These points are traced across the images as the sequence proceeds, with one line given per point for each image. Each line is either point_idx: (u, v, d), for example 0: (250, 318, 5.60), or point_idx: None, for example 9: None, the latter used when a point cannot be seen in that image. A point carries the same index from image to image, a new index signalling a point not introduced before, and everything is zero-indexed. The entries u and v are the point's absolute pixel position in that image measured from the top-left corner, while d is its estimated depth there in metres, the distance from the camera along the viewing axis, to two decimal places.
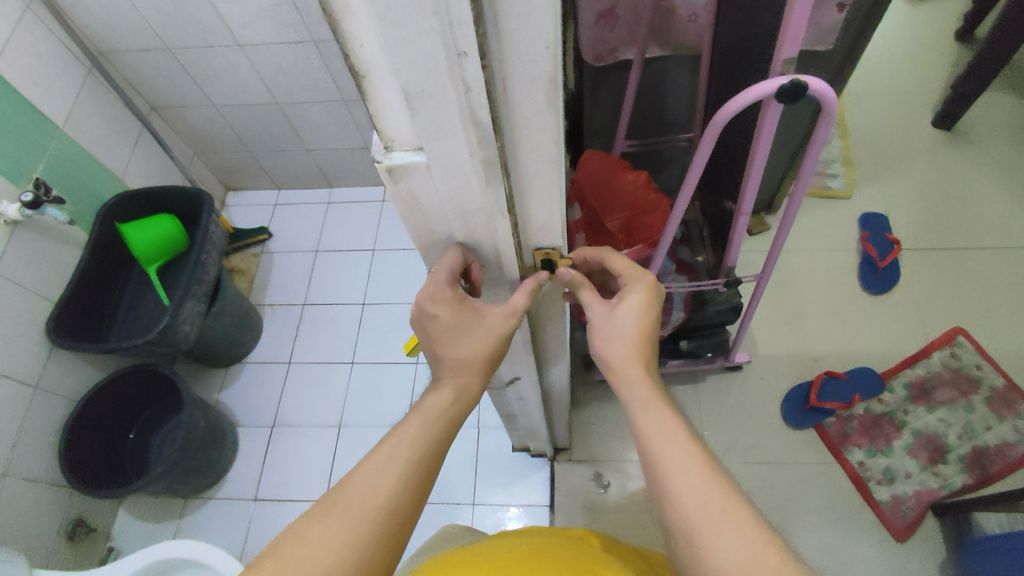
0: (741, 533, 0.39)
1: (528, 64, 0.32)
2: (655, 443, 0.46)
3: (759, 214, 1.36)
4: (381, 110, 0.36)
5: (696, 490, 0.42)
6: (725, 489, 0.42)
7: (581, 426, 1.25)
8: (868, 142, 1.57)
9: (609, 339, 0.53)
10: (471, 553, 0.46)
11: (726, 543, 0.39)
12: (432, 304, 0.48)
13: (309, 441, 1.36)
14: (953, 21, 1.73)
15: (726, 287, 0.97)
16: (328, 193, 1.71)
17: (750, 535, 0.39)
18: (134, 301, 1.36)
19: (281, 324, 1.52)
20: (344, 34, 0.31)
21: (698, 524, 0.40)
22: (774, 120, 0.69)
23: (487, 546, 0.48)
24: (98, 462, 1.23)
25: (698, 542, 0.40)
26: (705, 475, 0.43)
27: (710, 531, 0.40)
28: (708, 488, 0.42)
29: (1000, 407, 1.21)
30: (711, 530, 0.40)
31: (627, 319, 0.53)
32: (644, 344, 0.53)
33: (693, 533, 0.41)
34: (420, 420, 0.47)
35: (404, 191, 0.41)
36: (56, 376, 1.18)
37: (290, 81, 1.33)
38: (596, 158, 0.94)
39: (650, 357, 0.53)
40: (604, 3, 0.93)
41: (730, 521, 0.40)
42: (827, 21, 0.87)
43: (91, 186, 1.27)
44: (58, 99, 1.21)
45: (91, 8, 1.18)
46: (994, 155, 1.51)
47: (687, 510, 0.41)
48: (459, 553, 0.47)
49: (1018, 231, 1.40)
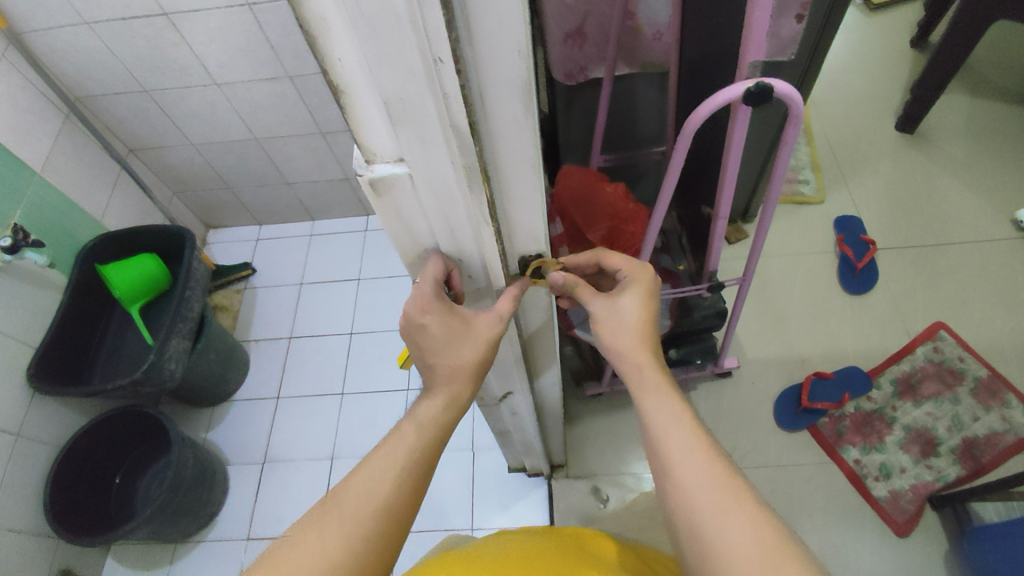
0: (741, 512, 0.41)
1: (502, 69, 0.33)
2: (655, 436, 0.47)
3: (735, 222, 1.39)
4: (362, 125, 0.37)
5: (696, 476, 0.43)
6: (724, 474, 0.43)
7: (576, 441, 1.24)
8: (835, 148, 1.62)
9: (615, 331, 0.55)
10: (468, 557, 0.48)
11: (726, 524, 0.40)
12: (420, 315, 0.48)
13: (301, 475, 1.33)
14: (906, 31, 1.81)
15: (710, 291, 0.98)
16: (310, 225, 1.71)
17: (749, 515, 0.41)
18: (117, 343, 1.34)
19: (268, 358, 1.50)
20: (322, 49, 0.32)
21: (700, 507, 0.42)
22: (744, 123, 0.71)
23: (483, 552, 0.50)
24: (84, 510, 1.19)
25: (700, 527, 0.41)
26: (704, 462, 0.44)
27: (710, 513, 0.41)
28: (707, 475, 0.43)
29: (986, 397, 1.23)
30: (712, 513, 0.41)
31: (628, 311, 0.55)
32: (645, 333, 0.55)
33: (694, 519, 0.42)
34: (414, 428, 0.48)
35: (388, 206, 0.42)
36: (38, 424, 1.15)
37: (269, 117, 1.35)
38: (574, 173, 0.96)
39: (652, 345, 0.55)
40: (571, 23, 0.97)
41: (731, 506, 0.41)
42: (786, 32, 0.91)
43: (71, 230, 1.26)
44: (35, 145, 1.21)
45: (66, 54, 1.19)
46: (956, 154, 1.56)
47: (690, 498, 0.43)
48: (457, 557, 0.48)
49: (986, 224, 1.44)
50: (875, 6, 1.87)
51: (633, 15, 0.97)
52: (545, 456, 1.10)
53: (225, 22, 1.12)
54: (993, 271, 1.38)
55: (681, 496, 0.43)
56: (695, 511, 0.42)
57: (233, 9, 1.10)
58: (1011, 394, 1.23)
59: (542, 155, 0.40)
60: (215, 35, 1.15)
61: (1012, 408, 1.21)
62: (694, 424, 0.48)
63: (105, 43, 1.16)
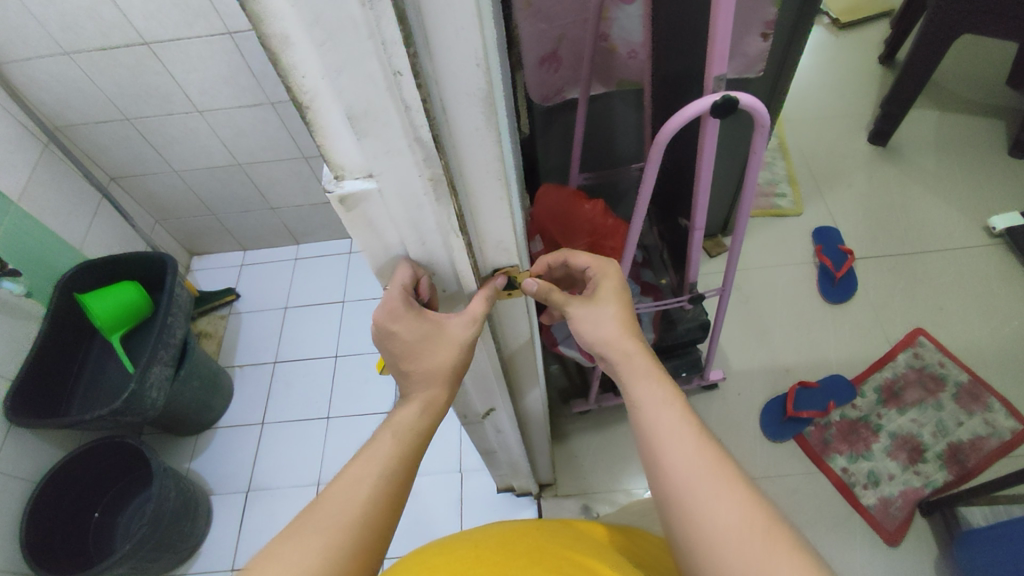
0: (729, 510, 0.42)
1: (462, 82, 0.34)
2: (646, 424, 0.49)
3: (715, 236, 1.41)
4: (328, 140, 0.38)
5: (685, 458, 0.45)
6: (712, 472, 0.44)
7: (565, 459, 1.24)
8: (809, 162, 1.66)
9: (596, 327, 0.57)
10: (450, 547, 0.48)
11: (716, 506, 0.42)
12: (390, 322, 0.48)
13: (287, 503, 1.31)
14: (874, 48, 1.87)
15: (690, 303, 0.99)
16: (295, 249, 1.71)
17: (739, 513, 0.41)
18: (97, 372, 1.33)
19: (253, 384, 1.49)
20: (286, 66, 0.33)
21: (695, 507, 0.42)
22: (713, 134, 0.73)
23: (464, 538, 0.50)
24: (60, 546, 1.16)
25: (689, 508, 0.43)
26: (692, 465, 0.45)
27: (700, 497, 0.43)
28: (696, 457, 0.45)
29: (968, 402, 1.24)
30: (702, 493, 0.43)
31: (606, 306, 0.58)
32: (627, 323, 0.58)
33: (683, 502, 0.43)
34: (390, 435, 0.49)
35: (358, 219, 0.43)
36: (15, 456, 1.12)
37: (252, 142, 1.35)
38: (552, 193, 0.98)
39: (637, 335, 0.58)
40: (546, 47, 0.99)
41: (719, 488, 0.43)
42: (753, 50, 0.95)
43: (48, 259, 1.25)
44: (14, 175, 1.20)
45: (47, 84, 1.19)
46: (926, 166, 1.60)
47: (683, 502, 0.43)
48: (434, 551, 0.48)
49: (961, 232, 1.47)
50: (843, 25, 1.93)
51: (608, 36, 1.00)
52: (533, 475, 1.09)
53: (207, 50, 1.14)
54: (969, 277, 1.41)
55: (672, 493, 0.44)
56: (687, 495, 0.43)
57: (214, 37, 1.11)
58: (993, 398, 1.24)
59: (508, 166, 0.41)
60: (196, 61, 1.16)
61: (995, 412, 1.22)
62: (682, 410, 0.49)
63: (86, 73, 1.17)
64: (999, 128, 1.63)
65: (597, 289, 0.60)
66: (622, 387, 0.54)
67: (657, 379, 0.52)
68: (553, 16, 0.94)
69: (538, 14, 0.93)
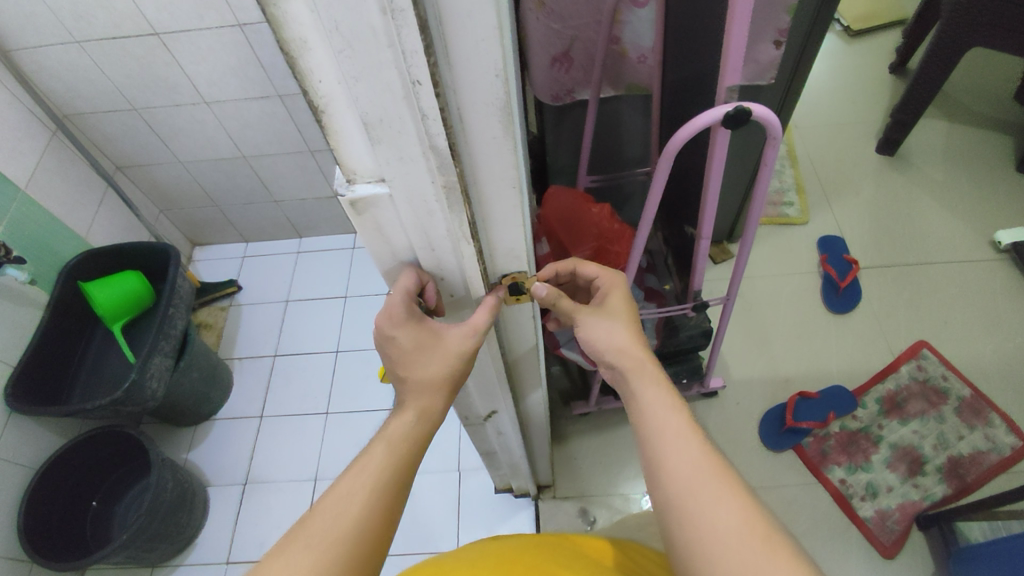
0: (735, 527, 0.41)
1: (479, 91, 0.34)
2: (651, 429, 0.49)
3: (720, 242, 1.41)
4: (342, 145, 0.38)
5: (689, 462, 0.45)
6: (719, 488, 0.43)
7: (564, 462, 1.24)
8: (817, 170, 1.65)
9: (605, 331, 0.57)
10: (452, 566, 0.49)
11: (718, 508, 0.42)
12: (390, 328, 0.49)
13: (284, 496, 1.31)
14: (885, 57, 1.86)
15: (694, 311, 0.98)
16: (297, 243, 1.71)
17: (746, 534, 0.41)
18: (99, 361, 1.34)
19: (253, 376, 1.49)
20: (302, 70, 0.33)
21: (701, 526, 0.42)
22: (724, 144, 0.72)
23: (463, 556, 0.51)
24: (57, 534, 1.16)
25: (692, 511, 0.43)
26: (699, 479, 0.44)
27: (704, 500, 0.43)
28: (699, 462, 0.45)
29: (969, 416, 1.24)
30: (704, 497, 0.43)
31: (615, 316, 0.59)
32: (637, 331, 0.58)
33: (686, 504, 0.43)
34: (384, 446, 0.48)
35: (368, 222, 0.43)
36: (13, 444, 1.12)
37: (259, 135, 1.35)
38: (560, 196, 0.97)
39: (646, 341, 0.58)
40: (558, 47, 0.98)
41: (723, 492, 0.43)
42: (766, 57, 0.93)
43: (53, 247, 1.24)
44: (20, 161, 1.20)
45: (54, 71, 1.19)
46: (934, 177, 1.60)
47: (689, 519, 0.43)
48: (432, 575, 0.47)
49: (965, 245, 1.47)
50: (855, 33, 1.92)
51: (619, 40, 0.98)
52: (532, 477, 1.09)
53: (217, 42, 1.13)
54: (973, 291, 1.40)
55: (675, 508, 0.44)
56: (690, 497, 0.43)
57: (224, 29, 1.11)
58: (994, 413, 1.24)
59: (523, 176, 0.41)
60: (205, 53, 1.15)
61: (996, 427, 1.22)
62: (688, 423, 0.49)
63: (95, 61, 1.17)
64: (1007, 142, 1.63)
65: (605, 298, 0.61)
66: (628, 390, 0.54)
67: (666, 387, 0.52)
68: (567, 16, 0.93)
69: (551, 14, 0.92)
